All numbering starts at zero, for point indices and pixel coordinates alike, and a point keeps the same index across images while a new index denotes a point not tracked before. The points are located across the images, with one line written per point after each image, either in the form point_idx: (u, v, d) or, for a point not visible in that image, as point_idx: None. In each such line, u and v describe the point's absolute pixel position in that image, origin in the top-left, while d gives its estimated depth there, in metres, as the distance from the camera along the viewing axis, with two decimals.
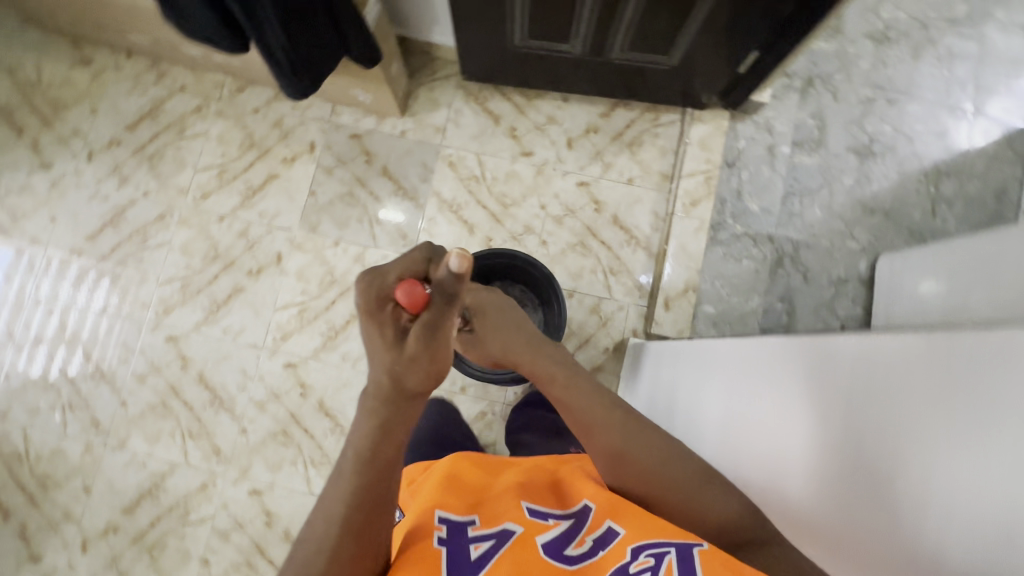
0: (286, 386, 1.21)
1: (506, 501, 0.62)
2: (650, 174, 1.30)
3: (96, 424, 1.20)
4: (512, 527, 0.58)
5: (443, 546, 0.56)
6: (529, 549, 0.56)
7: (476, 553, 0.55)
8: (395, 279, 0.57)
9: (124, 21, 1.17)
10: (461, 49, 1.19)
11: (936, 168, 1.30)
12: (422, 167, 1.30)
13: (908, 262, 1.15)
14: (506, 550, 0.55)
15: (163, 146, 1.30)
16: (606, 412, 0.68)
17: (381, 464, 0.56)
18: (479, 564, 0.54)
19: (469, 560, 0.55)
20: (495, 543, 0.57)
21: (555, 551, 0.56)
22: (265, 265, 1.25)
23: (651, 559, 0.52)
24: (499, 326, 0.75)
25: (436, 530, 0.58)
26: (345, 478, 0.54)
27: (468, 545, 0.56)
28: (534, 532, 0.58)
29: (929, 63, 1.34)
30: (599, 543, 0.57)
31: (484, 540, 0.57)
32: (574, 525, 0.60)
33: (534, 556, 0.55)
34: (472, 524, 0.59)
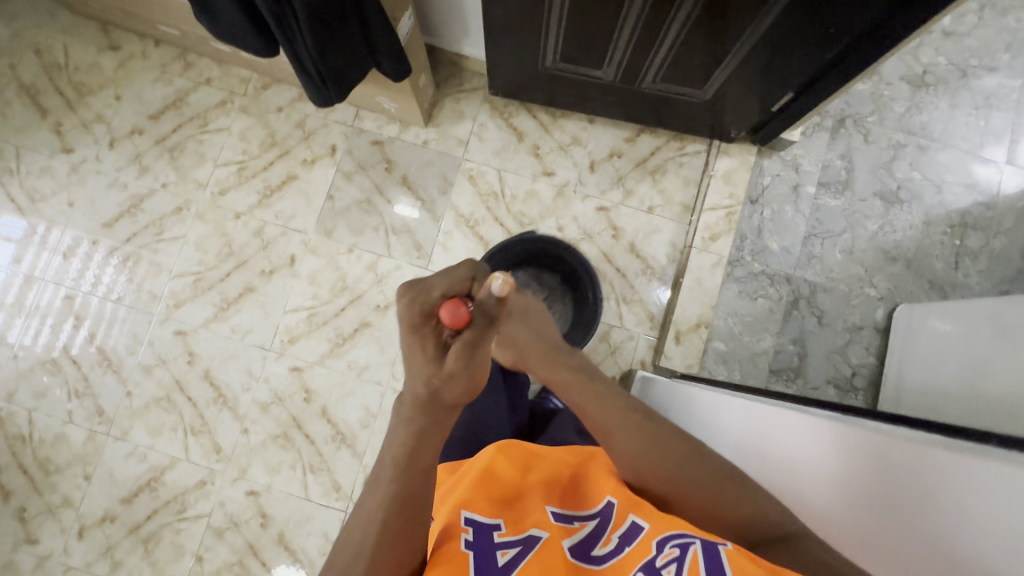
0: (290, 390, 1.21)
1: (530, 505, 0.61)
2: (671, 204, 1.28)
3: (100, 412, 1.21)
4: (537, 534, 0.57)
5: (471, 548, 0.55)
6: (555, 550, 0.55)
7: (504, 559, 0.54)
8: (439, 296, 0.58)
9: (155, 12, 1.17)
10: (490, 66, 1.18)
11: (963, 219, 1.27)
12: (442, 179, 1.29)
13: (924, 316, 1.14)
14: (536, 552, 0.55)
15: (185, 138, 1.30)
16: (623, 414, 0.67)
17: (417, 462, 0.56)
18: (507, 569, 0.53)
19: (497, 565, 0.54)
20: (522, 549, 0.55)
21: (584, 554, 0.56)
22: (277, 266, 1.25)
23: (676, 551, 0.51)
24: (524, 331, 0.75)
25: (463, 531, 0.57)
26: (384, 476, 0.55)
27: (495, 551, 0.55)
28: (559, 536, 0.57)
29: (964, 111, 1.31)
30: (625, 540, 0.56)
31: (511, 545, 0.56)
32: (599, 525, 0.59)
33: (562, 558, 0.54)
34: (497, 528, 0.58)
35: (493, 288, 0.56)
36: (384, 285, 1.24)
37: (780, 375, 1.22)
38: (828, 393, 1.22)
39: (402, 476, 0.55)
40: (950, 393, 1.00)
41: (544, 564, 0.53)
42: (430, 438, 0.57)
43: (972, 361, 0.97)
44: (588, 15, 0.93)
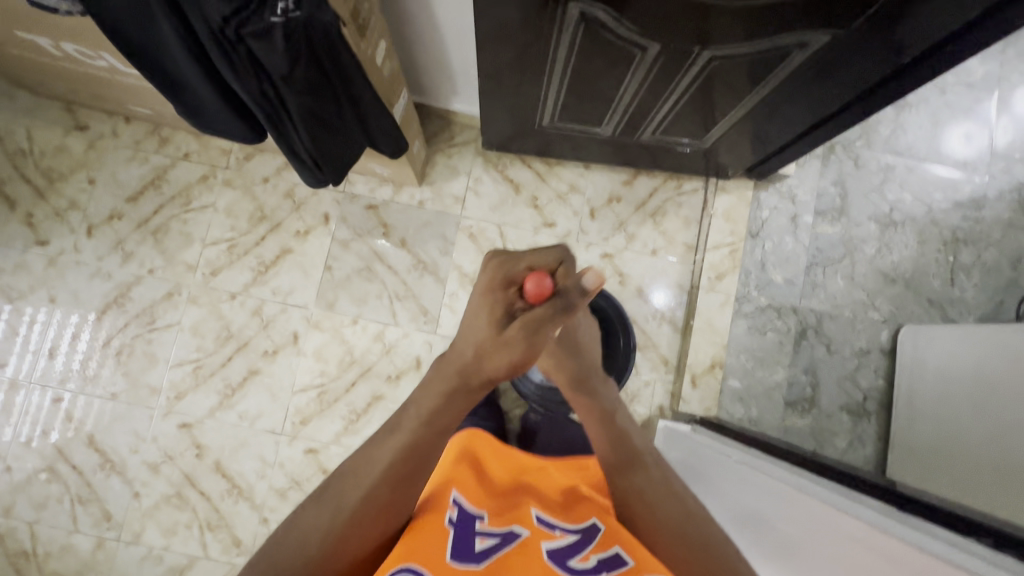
0: (307, 473, 1.17)
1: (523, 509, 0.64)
2: (674, 245, 1.28)
3: (108, 517, 1.15)
4: (518, 531, 0.59)
5: (452, 525, 0.58)
6: (530, 551, 0.56)
7: (480, 545, 0.56)
8: (526, 269, 0.55)
9: (126, 94, 1.10)
10: (483, 124, 1.15)
11: (954, 235, 1.31)
12: (442, 239, 1.26)
13: (931, 340, 1.16)
14: (510, 551, 0.56)
15: (168, 219, 1.24)
16: (624, 436, 0.71)
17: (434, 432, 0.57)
18: (482, 553, 0.55)
19: (474, 549, 0.56)
20: (500, 542, 0.57)
21: (559, 559, 0.55)
22: (281, 345, 1.21)
23: None
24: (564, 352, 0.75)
25: (447, 512, 0.60)
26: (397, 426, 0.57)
27: (474, 536, 0.57)
28: (539, 539, 0.58)
29: (946, 128, 1.34)
30: (604, 564, 0.54)
31: (491, 535, 0.58)
32: (581, 539, 0.59)
33: (537, 560, 0.55)
34: (481, 519, 0.61)
35: (585, 278, 0.57)
36: (393, 354, 1.22)
37: (795, 407, 1.24)
38: (842, 419, 1.24)
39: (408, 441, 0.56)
40: (965, 416, 1.02)
41: (511, 561, 0.54)
42: (449, 417, 0.57)
43: (983, 387, 1.00)
44: (589, 83, 0.90)
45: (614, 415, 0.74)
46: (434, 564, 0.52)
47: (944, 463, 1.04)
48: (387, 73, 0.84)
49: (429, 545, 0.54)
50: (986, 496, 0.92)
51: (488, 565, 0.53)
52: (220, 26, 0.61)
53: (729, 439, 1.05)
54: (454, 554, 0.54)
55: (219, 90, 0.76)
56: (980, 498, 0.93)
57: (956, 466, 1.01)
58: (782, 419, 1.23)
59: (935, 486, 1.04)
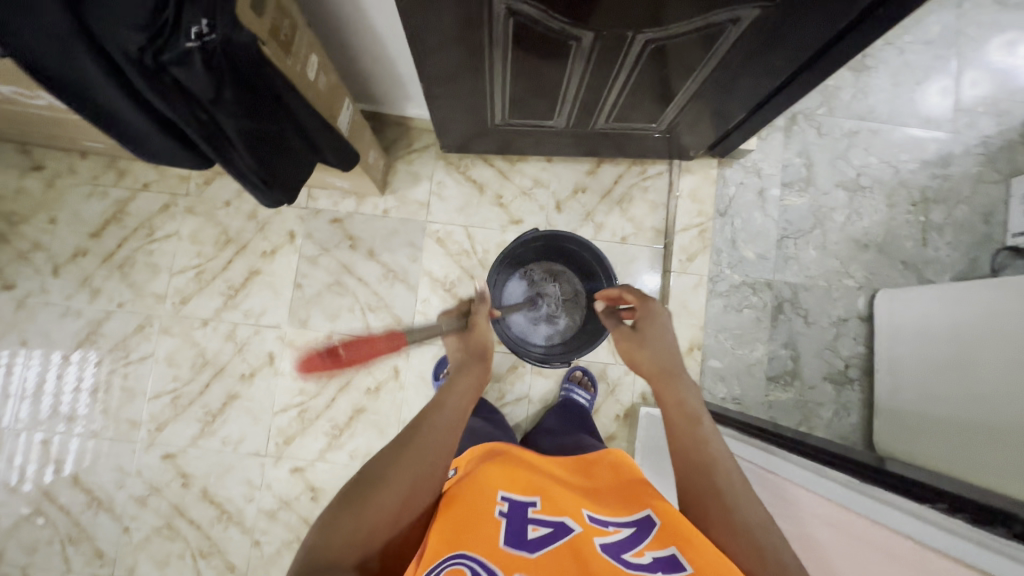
0: (295, 492, 1.17)
1: (571, 501, 0.60)
2: (643, 231, 1.27)
3: (100, 554, 1.15)
4: (570, 525, 0.55)
5: (502, 519, 0.56)
6: (586, 547, 0.52)
7: (533, 535, 0.54)
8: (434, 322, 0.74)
9: (74, 131, 1.09)
10: (438, 128, 1.13)
11: (924, 195, 1.30)
12: (409, 246, 1.26)
13: (908, 304, 1.15)
14: (563, 545, 0.52)
15: (134, 251, 1.23)
16: (695, 445, 0.62)
17: (448, 429, 0.62)
18: (534, 543, 0.53)
19: (527, 538, 0.53)
20: (554, 531, 0.55)
21: (613, 553, 0.52)
22: (257, 367, 1.21)
23: None
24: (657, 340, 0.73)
25: (496, 505, 0.58)
26: (430, 432, 0.60)
27: (526, 524, 0.55)
28: (591, 533, 0.55)
29: (907, 87, 1.32)
30: (659, 560, 0.51)
31: (545, 525, 0.55)
32: (638, 531, 0.55)
33: (591, 552, 0.52)
34: (533, 505, 0.58)
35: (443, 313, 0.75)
36: (370, 366, 1.21)
37: (778, 381, 1.24)
38: (826, 389, 1.24)
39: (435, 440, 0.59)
40: (946, 377, 1.02)
41: (564, 560, 0.50)
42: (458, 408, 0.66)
43: (962, 344, 1.00)
44: (531, 76, 0.89)
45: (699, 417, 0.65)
46: (483, 548, 0.51)
47: (929, 428, 1.04)
48: (324, 87, 0.84)
49: (476, 529, 0.53)
50: (968, 460, 0.93)
51: (541, 554, 0.51)
52: (138, 55, 0.59)
53: (731, 434, 1.05)
54: (506, 542, 0.52)
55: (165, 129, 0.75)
56: (967, 461, 0.93)
57: (939, 429, 1.02)
58: (765, 395, 1.23)
59: (919, 452, 1.06)
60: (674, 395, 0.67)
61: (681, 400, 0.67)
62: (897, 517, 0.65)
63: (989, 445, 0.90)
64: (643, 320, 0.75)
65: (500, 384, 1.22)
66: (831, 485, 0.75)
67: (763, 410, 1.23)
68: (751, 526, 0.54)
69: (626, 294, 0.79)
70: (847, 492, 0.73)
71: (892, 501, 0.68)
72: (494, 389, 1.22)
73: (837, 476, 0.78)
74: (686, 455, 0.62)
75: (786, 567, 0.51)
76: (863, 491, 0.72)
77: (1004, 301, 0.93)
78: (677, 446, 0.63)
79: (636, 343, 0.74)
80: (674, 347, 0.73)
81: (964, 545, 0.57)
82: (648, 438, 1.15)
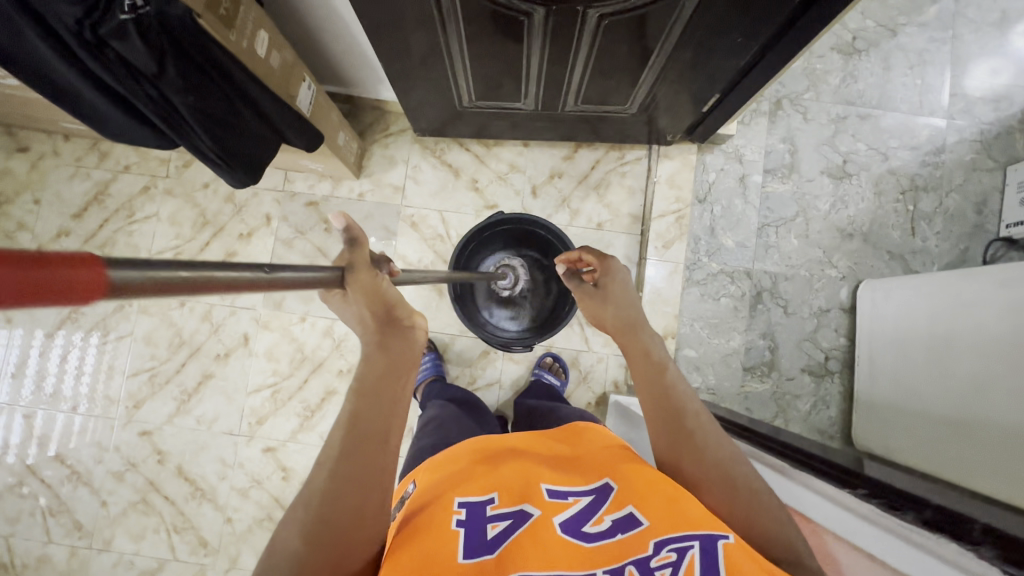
0: (267, 472, 1.19)
1: (529, 480, 0.56)
2: (619, 218, 1.26)
3: (79, 526, 1.19)
4: (529, 510, 0.52)
5: (461, 527, 0.49)
6: (547, 530, 0.49)
7: (492, 533, 0.49)
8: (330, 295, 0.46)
9: (51, 112, 1.11)
10: (409, 112, 1.12)
11: (913, 183, 1.25)
12: (384, 231, 1.26)
13: (887, 295, 1.12)
14: (523, 533, 0.49)
15: (114, 232, 1.25)
16: (664, 391, 0.59)
17: (374, 444, 0.46)
18: (496, 545, 0.48)
19: (486, 540, 0.48)
20: (513, 524, 0.50)
21: (573, 528, 0.50)
22: (232, 348, 1.22)
23: (672, 554, 0.45)
24: (621, 292, 0.69)
25: (454, 512, 0.50)
26: (351, 458, 0.44)
27: (484, 524, 0.50)
28: (550, 514, 0.51)
29: (901, 71, 1.26)
30: (619, 524, 0.50)
31: (503, 519, 0.51)
32: (596, 498, 0.53)
33: (556, 539, 0.49)
34: (491, 503, 0.52)
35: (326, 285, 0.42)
36: (343, 349, 1.22)
37: (754, 372, 1.22)
38: (804, 381, 1.22)
39: (362, 463, 0.44)
40: (920, 372, 0.99)
41: (527, 544, 0.48)
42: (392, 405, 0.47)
43: (937, 340, 0.96)
44: (490, 56, 0.88)
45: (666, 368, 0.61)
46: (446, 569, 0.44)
47: (905, 419, 1.02)
48: (276, 65, 0.85)
49: (432, 542, 0.47)
50: (944, 456, 0.90)
51: (505, 556, 0.47)
52: (77, 28, 0.61)
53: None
54: (468, 551, 0.47)
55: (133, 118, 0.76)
56: (942, 460, 0.91)
57: (915, 423, 0.99)
58: (741, 385, 1.22)
59: (898, 451, 1.03)
60: (640, 344, 0.63)
61: (648, 348, 0.63)
62: (823, 505, 0.64)
63: (960, 443, 0.87)
64: (604, 277, 0.71)
65: (472, 369, 1.22)
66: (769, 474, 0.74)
67: (738, 401, 1.21)
68: (724, 462, 0.54)
69: (585, 255, 0.73)
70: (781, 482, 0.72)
71: (816, 486, 0.67)
72: (465, 373, 1.22)
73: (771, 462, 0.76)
74: (655, 397, 0.59)
75: (758, 493, 0.52)
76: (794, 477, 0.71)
77: (981, 291, 0.89)
78: (645, 392, 0.60)
79: (598, 302, 0.70)
80: (636, 299, 0.69)
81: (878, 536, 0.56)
82: (618, 426, 1.14)
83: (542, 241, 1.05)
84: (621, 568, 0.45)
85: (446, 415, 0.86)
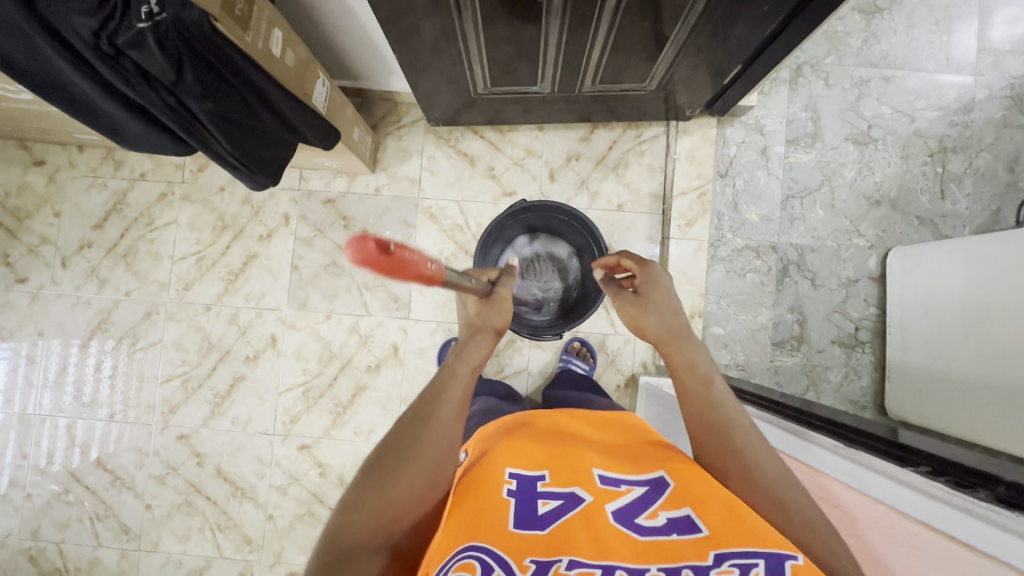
0: (304, 468, 1.21)
1: (582, 463, 0.55)
2: (640, 198, 1.24)
3: (126, 530, 1.23)
4: (581, 494, 0.50)
5: (513, 497, 0.49)
6: (597, 517, 0.47)
7: (543, 509, 0.48)
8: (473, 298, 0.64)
9: (64, 125, 1.10)
10: (421, 102, 1.10)
11: (942, 145, 1.21)
12: (403, 224, 1.25)
13: (919, 260, 1.10)
14: (575, 515, 0.48)
15: (135, 240, 1.26)
16: (707, 404, 0.55)
17: (460, 403, 0.54)
18: (547, 521, 0.47)
19: (537, 515, 0.48)
20: (565, 505, 0.49)
21: (626, 518, 0.48)
22: (261, 349, 1.23)
23: (735, 569, 0.40)
24: (657, 299, 0.64)
25: (505, 481, 0.51)
26: (451, 399, 0.54)
27: (535, 500, 0.49)
28: (603, 500, 0.49)
29: (926, 28, 1.21)
30: (675, 524, 0.46)
31: (556, 497, 0.50)
32: (650, 491, 0.51)
33: (604, 525, 0.47)
34: (541, 479, 0.52)
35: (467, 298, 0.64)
36: (370, 344, 1.23)
37: (783, 346, 1.21)
38: (835, 352, 1.21)
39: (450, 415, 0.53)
40: (959, 343, 0.96)
41: (578, 532, 0.46)
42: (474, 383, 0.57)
43: (973, 306, 0.94)
44: (507, 40, 0.85)
45: (710, 380, 0.57)
46: (494, 536, 0.44)
47: (943, 386, 1.00)
48: (291, 63, 0.83)
49: (483, 517, 0.46)
50: (991, 427, 0.88)
51: (555, 533, 0.46)
52: (93, 40, 0.60)
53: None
54: (515, 523, 0.46)
55: (149, 121, 0.74)
56: (990, 430, 0.88)
57: (952, 389, 0.97)
58: (770, 360, 1.21)
59: (938, 421, 1.01)
60: (683, 356, 0.59)
61: (693, 361, 0.59)
62: (886, 485, 0.59)
63: (1008, 409, 0.84)
64: (643, 283, 0.67)
65: (499, 358, 1.22)
66: (820, 452, 0.70)
67: (768, 375, 1.21)
68: (772, 483, 0.49)
69: (625, 260, 0.71)
70: (837, 462, 0.67)
71: (881, 467, 0.62)
72: (493, 362, 1.22)
73: (821, 441, 0.72)
74: (699, 412, 0.55)
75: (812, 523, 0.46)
76: (851, 457, 0.66)
77: None
78: (688, 408, 0.57)
79: (639, 310, 0.65)
80: (679, 309, 0.64)
81: (962, 522, 0.51)
82: (648, 406, 1.14)
83: (575, 229, 1.04)
84: (675, 569, 0.41)
85: (490, 410, 0.84)
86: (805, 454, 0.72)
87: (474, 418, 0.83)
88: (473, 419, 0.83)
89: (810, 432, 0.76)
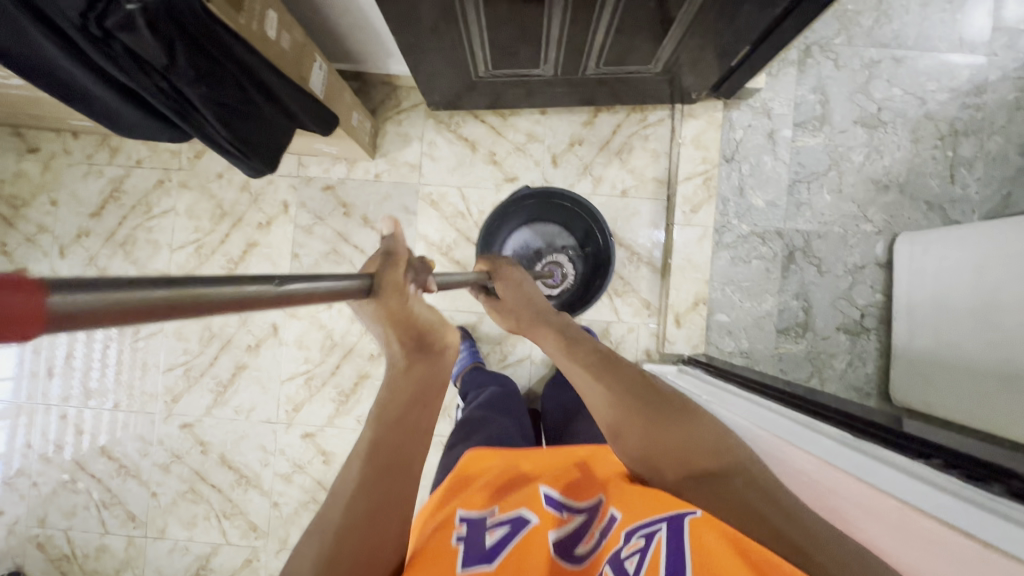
0: (308, 456, 1.22)
1: (525, 492, 0.55)
2: (644, 183, 1.22)
3: (133, 517, 1.23)
4: (526, 517, 0.51)
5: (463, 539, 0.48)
6: (538, 542, 0.48)
7: (490, 540, 0.48)
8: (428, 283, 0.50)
9: (57, 112, 1.08)
10: (421, 86, 1.07)
11: (953, 128, 1.19)
12: (404, 211, 1.23)
13: (927, 244, 1.08)
14: (520, 542, 0.48)
15: (133, 229, 1.24)
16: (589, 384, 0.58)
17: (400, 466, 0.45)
18: (495, 550, 0.47)
19: (485, 545, 0.47)
20: (510, 531, 0.49)
21: (565, 549, 0.48)
22: (262, 338, 1.23)
23: (642, 540, 0.44)
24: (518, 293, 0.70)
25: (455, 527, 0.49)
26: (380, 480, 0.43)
27: (482, 531, 0.49)
28: (546, 527, 0.50)
29: (939, 6, 1.18)
30: (604, 534, 0.49)
31: (501, 526, 0.50)
32: (588, 518, 0.52)
33: (545, 554, 0.47)
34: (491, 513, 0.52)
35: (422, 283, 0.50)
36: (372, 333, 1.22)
37: (788, 333, 1.20)
38: (840, 339, 1.20)
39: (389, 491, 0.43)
40: (964, 326, 0.96)
41: (522, 560, 0.46)
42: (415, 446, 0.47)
43: (982, 296, 0.92)
44: (509, 20, 0.83)
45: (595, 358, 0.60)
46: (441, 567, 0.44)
47: (948, 372, 1.00)
48: (287, 46, 0.81)
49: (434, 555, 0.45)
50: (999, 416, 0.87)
51: (503, 560, 0.46)
52: (81, 22, 0.58)
53: (723, 386, 0.97)
54: (462, 546, 0.47)
55: (144, 108, 0.72)
56: (997, 416, 0.87)
57: (958, 377, 0.97)
58: (775, 347, 1.20)
59: (942, 406, 1.01)
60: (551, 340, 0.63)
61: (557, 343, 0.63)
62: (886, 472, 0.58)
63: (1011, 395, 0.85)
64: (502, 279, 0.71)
65: (502, 346, 1.22)
66: (824, 440, 0.68)
67: (772, 362, 1.20)
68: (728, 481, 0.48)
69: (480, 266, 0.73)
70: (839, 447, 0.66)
71: (889, 459, 0.61)
72: (495, 350, 1.22)
73: (831, 431, 0.70)
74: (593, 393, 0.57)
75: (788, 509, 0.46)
76: (859, 447, 0.65)
77: None
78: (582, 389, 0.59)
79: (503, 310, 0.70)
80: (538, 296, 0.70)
81: (953, 504, 0.50)
82: None
83: (581, 218, 1.06)
84: None
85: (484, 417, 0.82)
86: (794, 438, 0.70)
87: (469, 422, 0.81)
88: (464, 426, 0.81)
89: (819, 423, 0.74)
